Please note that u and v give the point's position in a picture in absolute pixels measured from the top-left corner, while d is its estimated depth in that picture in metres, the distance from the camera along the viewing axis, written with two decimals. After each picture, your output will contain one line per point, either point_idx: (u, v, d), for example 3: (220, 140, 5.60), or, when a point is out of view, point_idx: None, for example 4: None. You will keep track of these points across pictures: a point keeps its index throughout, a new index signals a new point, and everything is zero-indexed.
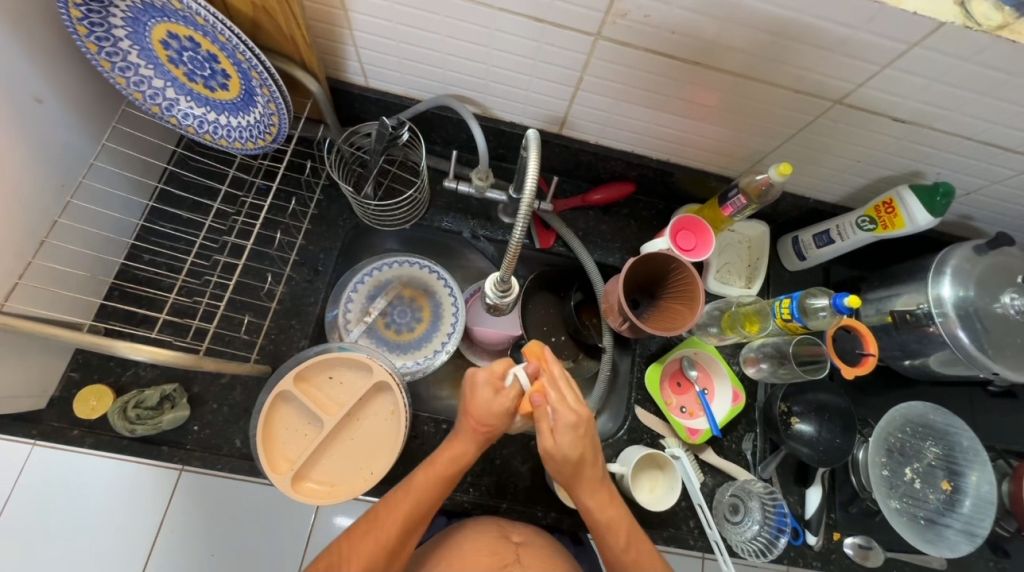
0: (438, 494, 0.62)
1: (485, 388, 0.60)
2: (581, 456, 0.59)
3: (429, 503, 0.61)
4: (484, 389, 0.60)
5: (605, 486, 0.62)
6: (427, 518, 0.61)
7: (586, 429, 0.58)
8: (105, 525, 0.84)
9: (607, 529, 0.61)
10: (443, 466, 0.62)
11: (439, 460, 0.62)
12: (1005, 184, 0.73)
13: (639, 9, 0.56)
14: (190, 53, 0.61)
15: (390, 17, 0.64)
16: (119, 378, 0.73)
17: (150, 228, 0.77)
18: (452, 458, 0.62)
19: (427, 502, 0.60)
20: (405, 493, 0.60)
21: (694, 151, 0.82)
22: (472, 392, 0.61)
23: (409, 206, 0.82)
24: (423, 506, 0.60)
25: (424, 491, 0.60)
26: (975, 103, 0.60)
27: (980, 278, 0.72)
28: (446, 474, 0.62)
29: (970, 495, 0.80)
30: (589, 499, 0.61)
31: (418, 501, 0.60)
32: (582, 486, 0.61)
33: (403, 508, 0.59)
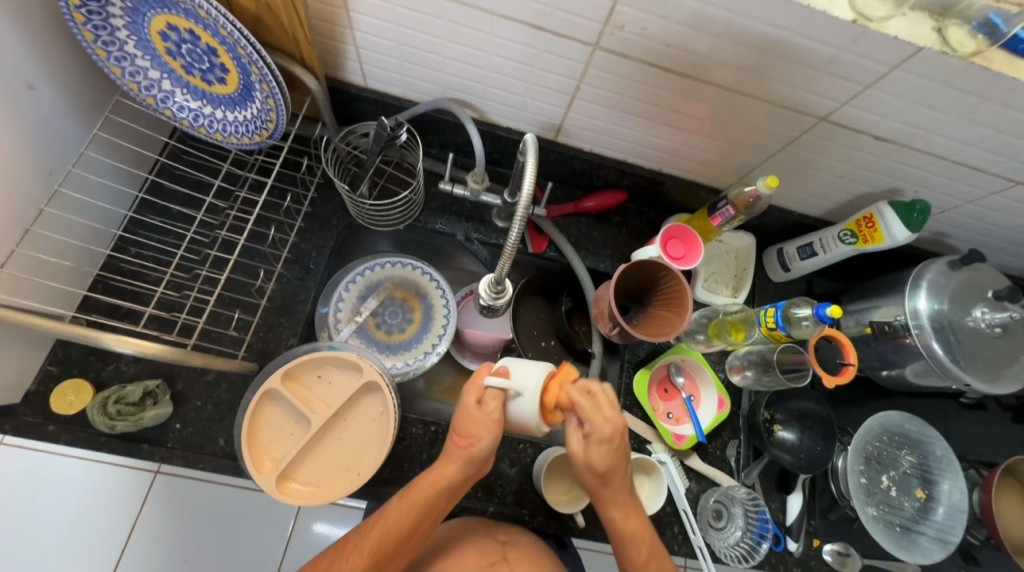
0: (415, 524, 0.59)
1: (471, 404, 0.57)
2: (607, 466, 0.58)
3: (403, 534, 0.58)
4: (469, 396, 0.57)
5: (630, 496, 0.62)
6: (400, 551, 0.59)
7: (619, 444, 0.57)
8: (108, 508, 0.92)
9: (629, 539, 0.62)
10: (423, 493, 0.59)
11: (418, 489, 0.60)
12: (978, 204, 0.77)
13: (637, 22, 0.58)
14: (188, 45, 0.61)
15: (391, 19, 0.65)
16: (98, 373, 0.71)
17: (139, 220, 0.76)
18: (431, 490, 0.59)
19: (401, 534, 0.58)
20: (376, 523, 0.59)
21: (685, 162, 0.84)
22: (460, 408, 0.57)
23: (404, 207, 0.82)
24: (395, 537, 0.58)
25: (397, 521, 0.58)
26: (951, 125, 0.63)
27: (954, 292, 0.75)
28: (423, 505, 0.59)
29: (942, 503, 0.83)
30: (612, 509, 0.62)
31: (390, 536, 0.58)
32: (607, 495, 0.61)
33: (371, 540, 0.58)
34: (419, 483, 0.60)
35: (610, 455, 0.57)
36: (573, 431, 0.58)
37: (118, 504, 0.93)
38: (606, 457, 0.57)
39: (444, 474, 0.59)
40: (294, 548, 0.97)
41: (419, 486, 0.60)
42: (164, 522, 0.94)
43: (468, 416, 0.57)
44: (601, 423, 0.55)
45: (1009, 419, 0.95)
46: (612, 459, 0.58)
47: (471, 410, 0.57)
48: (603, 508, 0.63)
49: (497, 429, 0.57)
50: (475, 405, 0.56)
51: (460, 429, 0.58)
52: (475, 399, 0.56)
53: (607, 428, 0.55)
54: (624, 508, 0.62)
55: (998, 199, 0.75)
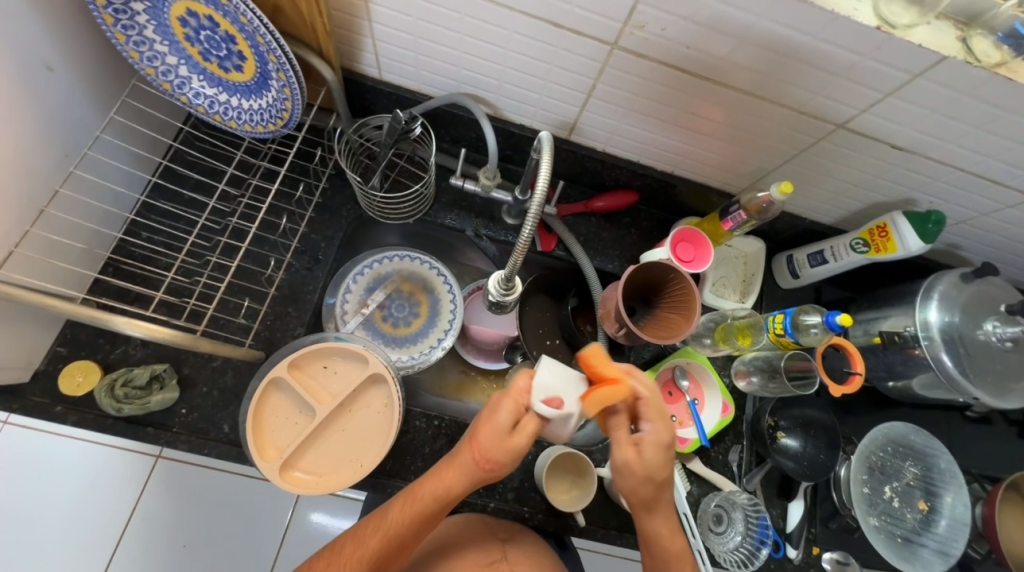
0: (415, 531, 0.58)
1: (508, 421, 0.53)
2: (662, 477, 0.57)
3: (403, 541, 0.58)
4: (507, 418, 0.53)
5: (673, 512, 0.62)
6: (398, 555, 0.59)
7: (672, 450, 0.57)
8: (111, 490, 0.93)
9: (672, 559, 0.61)
10: (425, 503, 0.57)
11: (420, 497, 0.58)
12: (993, 217, 0.76)
13: (657, 22, 0.57)
14: (207, 32, 0.61)
15: (409, 12, 0.64)
16: (107, 355, 0.71)
17: (151, 205, 0.76)
18: (433, 500, 0.57)
19: (400, 541, 0.58)
20: (374, 528, 0.59)
21: (698, 165, 0.83)
22: (483, 426, 0.54)
23: (414, 201, 0.83)
24: (394, 544, 0.58)
25: (396, 529, 0.58)
26: (970, 136, 0.62)
27: (965, 304, 0.75)
28: (424, 513, 0.58)
29: (945, 515, 0.83)
30: (658, 525, 0.61)
31: (388, 542, 0.58)
32: (659, 510, 0.60)
33: (369, 547, 0.57)
34: (421, 486, 0.58)
35: (665, 461, 0.56)
36: (624, 439, 0.56)
37: (121, 486, 0.94)
38: (661, 465, 0.56)
39: (449, 481, 0.57)
40: (294, 535, 0.98)
41: (420, 496, 0.58)
42: (165, 505, 0.94)
43: (494, 440, 0.53)
44: (661, 427, 0.55)
45: (1015, 434, 0.94)
46: (666, 468, 0.57)
47: (504, 434, 0.53)
48: (648, 524, 0.61)
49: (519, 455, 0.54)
50: (510, 431, 0.53)
51: (483, 452, 0.54)
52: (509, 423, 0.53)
53: (664, 432, 0.55)
54: (671, 525, 0.61)
55: (1015, 213, 0.74)
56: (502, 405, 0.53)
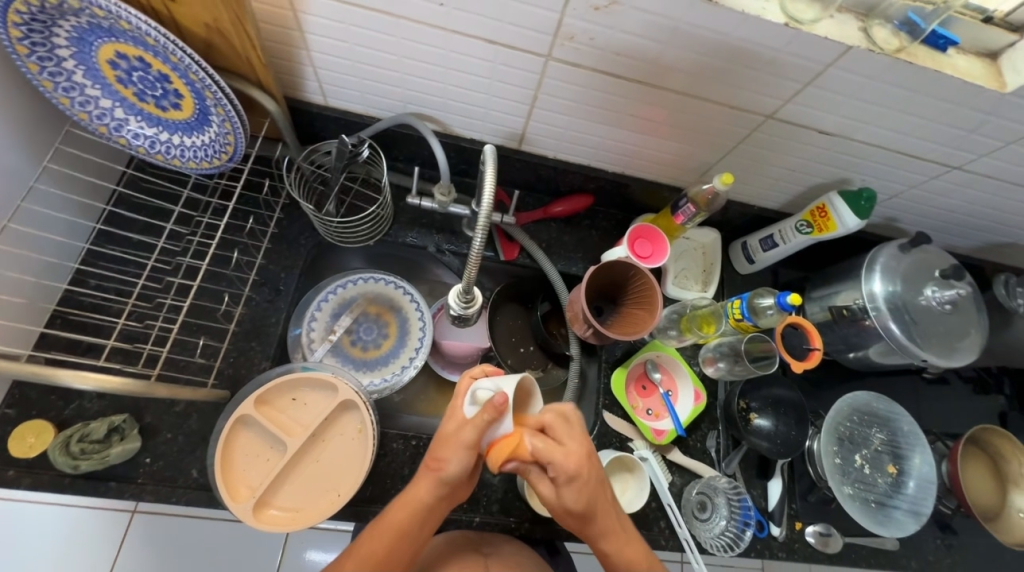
0: (392, 552, 0.59)
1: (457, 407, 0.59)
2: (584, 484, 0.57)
3: (379, 564, 0.58)
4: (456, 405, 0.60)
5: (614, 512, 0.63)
6: None
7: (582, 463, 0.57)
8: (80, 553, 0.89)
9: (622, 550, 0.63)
10: (397, 520, 0.59)
11: (391, 516, 0.60)
12: (920, 189, 0.81)
13: (585, 33, 0.60)
14: (140, 73, 0.60)
15: (346, 39, 0.65)
16: (60, 412, 0.68)
17: (98, 252, 0.74)
18: (404, 514, 0.59)
19: (377, 565, 0.58)
20: (351, 553, 0.59)
21: (646, 164, 0.86)
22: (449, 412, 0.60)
23: (370, 222, 0.82)
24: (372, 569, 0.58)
25: (370, 552, 0.58)
26: (886, 117, 0.66)
27: (905, 273, 0.79)
28: (395, 530, 0.59)
29: (913, 476, 0.86)
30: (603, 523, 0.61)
31: (367, 566, 0.58)
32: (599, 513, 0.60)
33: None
34: (391, 511, 0.60)
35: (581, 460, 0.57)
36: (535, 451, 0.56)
37: (91, 547, 0.89)
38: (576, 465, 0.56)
39: (416, 498, 0.60)
40: None
41: (392, 514, 0.60)
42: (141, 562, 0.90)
43: (449, 437, 0.58)
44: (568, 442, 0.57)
45: (970, 391, 0.99)
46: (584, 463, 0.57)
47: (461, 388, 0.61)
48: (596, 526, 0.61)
49: (466, 455, 0.57)
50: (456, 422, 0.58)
51: (435, 452, 0.60)
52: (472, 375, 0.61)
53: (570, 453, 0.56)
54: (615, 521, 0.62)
55: (939, 184, 0.79)
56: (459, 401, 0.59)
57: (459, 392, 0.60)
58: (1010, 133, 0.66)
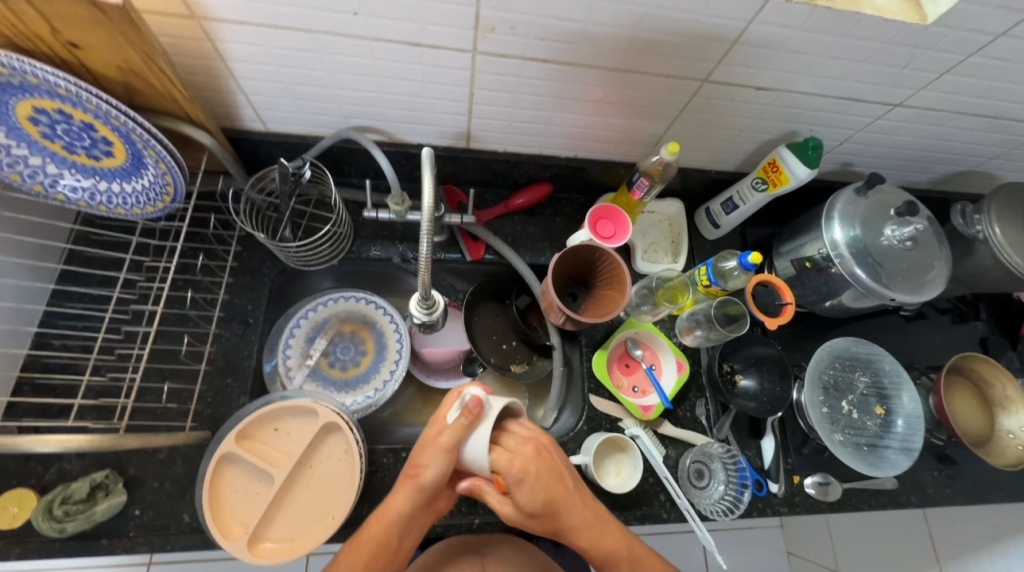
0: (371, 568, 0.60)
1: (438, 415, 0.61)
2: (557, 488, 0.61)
3: None
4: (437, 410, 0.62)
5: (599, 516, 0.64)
6: None
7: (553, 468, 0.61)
8: None
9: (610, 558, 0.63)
10: (374, 535, 0.60)
11: (367, 532, 0.61)
12: (868, 131, 0.82)
13: (505, 23, 0.59)
14: (63, 125, 0.59)
15: (270, 62, 0.64)
16: (42, 477, 0.67)
17: (57, 311, 0.73)
18: (380, 528, 0.60)
19: None
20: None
21: (596, 144, 0.86)
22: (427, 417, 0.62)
23: (330, 242, 0.82)
24: None
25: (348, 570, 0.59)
26: (819, 64, 0.67)
27: (864, 217, 0.79)
28: (373, 543, 0.60)
29: (901, 414, 0.87)
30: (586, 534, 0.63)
31: None
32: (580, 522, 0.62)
33: None
34: (368, 527, 0.61)
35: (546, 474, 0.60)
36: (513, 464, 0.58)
37: None
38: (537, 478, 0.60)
39: (393, 509, 0.61)
40: None
41: (368, 530, 0.61)
42: None
43: (426, 443, 0.60)
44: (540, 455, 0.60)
45: (949, 322, 1.01)
46: (537, 473, 0.59)
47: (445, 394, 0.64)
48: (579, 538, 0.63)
49: (442, 462, 0.59)
50: (435, 434, 0.60)
51: (412, 460, 0.61)
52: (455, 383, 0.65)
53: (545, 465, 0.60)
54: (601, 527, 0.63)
55: (885, 123, 0.80)
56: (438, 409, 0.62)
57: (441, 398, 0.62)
58: (942, 64, 0.66)
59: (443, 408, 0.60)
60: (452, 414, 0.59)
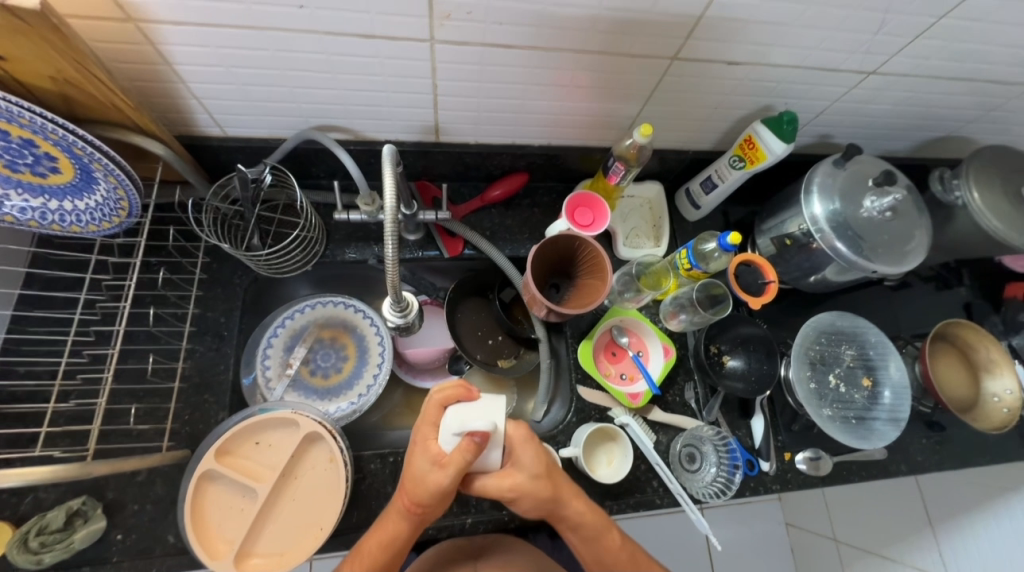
0: None
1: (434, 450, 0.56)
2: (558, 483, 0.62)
3: None
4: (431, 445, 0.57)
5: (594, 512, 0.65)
6: None
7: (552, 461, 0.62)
8: None
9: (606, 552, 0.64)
10: (371, 554, 0.59)
11: (365, 551, 0.59)
12: (843, 101, 0.80)
13: (460, 9, 0.57)
14: (1, 143, 0.55)
15: (218, 63, 0.61)
16: (17, 509, 0.65)
17: (19, 338, 0.70)
18: (377, 550, 0.59)
19: None
20: None
21: (569, 130, 0.84)
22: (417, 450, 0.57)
23: (300, 246, 0.79)
24: None
25: None
26: (789, 35, 0.65)
27: (843, 189, 0.78)
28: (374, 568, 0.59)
29: (888, 385, 0.87)
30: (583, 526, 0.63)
31: None
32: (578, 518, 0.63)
33: None
34: (366, 543, 0.61)
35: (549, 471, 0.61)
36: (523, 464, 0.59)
37: None
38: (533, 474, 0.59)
39: (390, 532, 0.60)
40: None
41: (367, 548, 0.60)
42: None
43: (421, 484, 0.55)
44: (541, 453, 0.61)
45: (933, 289, 1.00)
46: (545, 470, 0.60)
47: (431, 416, 0.58)
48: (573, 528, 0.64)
49: (446, 496, 0.56)
50: (432, 474, 0.55)
51: (410, 498, 0.57)
52: (440, 402, 0.58)
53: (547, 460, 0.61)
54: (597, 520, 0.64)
55: (860, 92, 0.78)
56: (432, 440, 0.57)
57: (430, 427, 0.58)
58: (913, 28, 0.65)
59: (440, 439, 0.56)
60: (451, 446, 0.55)
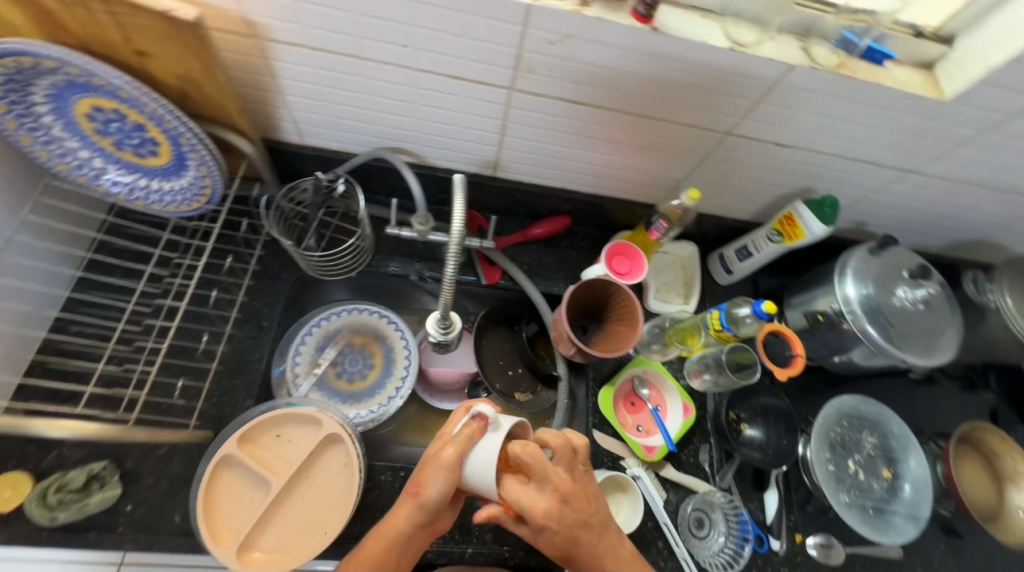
0: None
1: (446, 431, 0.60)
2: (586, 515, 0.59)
3: None
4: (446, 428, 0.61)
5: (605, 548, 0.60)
6: None
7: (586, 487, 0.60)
8: None
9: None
10: (371, 550, 0.58)
11: (365, 547, 0.59)
12: (883, 193, 0.84)
13: (543, 65, 0.63)
14: (116, 124, 0.62)
15: (317, 81, 0.68)
16: (39, 463, 0.67)
17: (78, 298, 0.75)
18: (377, 544, 0.58)
19: None
20: None
21: (617, 183, 0.89)
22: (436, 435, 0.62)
23: (352, 254, 0.84)
24: None
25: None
26: (839, 127, 0.69)
27: (877, 276, 0.81)
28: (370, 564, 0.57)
29: (908, 479, 0.86)
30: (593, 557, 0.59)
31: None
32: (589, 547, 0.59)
33: None
34: (367, 543, 0.59)
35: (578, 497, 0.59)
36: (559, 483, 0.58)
37: None
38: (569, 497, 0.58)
39: (392, 525, 0.59)
40: None
41: (366, 546, 0.59)
42: None
43: (428, 460, 0.59)
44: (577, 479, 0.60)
45: (959, 389, 0.99)
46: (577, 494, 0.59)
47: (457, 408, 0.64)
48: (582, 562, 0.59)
49: (444, 480, 0.56)
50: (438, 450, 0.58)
51: (415, 477, 0.60)
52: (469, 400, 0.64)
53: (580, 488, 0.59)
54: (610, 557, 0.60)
55: (899, 188, 0.82)
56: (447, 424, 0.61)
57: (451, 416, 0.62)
58: (956, 137, 0.69)
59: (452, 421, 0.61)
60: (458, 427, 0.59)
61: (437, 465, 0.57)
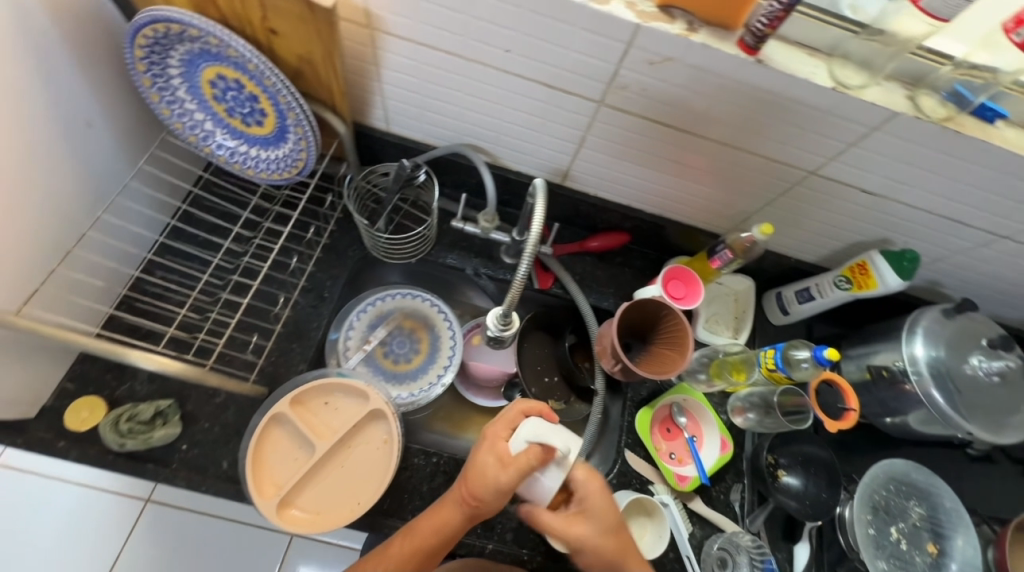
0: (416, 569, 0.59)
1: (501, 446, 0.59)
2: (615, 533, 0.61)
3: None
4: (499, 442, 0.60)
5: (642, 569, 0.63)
6: None
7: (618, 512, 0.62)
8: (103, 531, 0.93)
9: None
10: (423, 538, 0.59)
11: (418, 533, 0.60)
12: (967, 255, 0.80)
13: (637, 83, 0.64)
14: (233, 92, 0.68)
15: (416, 75, 0.72)
16: (113, 392, 0.73)
17: (168, 246, 0.81)
18: (428, 536, 0.59)
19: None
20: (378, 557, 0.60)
21: (683, 208, 0.89)
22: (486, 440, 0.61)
23: (417, 242, 0.87)
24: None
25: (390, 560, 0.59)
26: (932, 181, 0.67)
27: (951, 340, 0.77)
28: (420, 555, 0.59)
29: (954, 558, 0.81)
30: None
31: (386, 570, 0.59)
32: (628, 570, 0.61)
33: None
34: (419, 526, 0.60)
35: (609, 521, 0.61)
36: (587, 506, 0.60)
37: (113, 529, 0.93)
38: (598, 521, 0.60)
39: (442, 520, 0.60)
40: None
41: (419, 535, 0.59)
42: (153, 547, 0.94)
43: (483, 474, 0.58)
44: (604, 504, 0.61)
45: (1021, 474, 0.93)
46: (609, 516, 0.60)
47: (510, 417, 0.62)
48: None
49: (504, 496, 0.58)
50: (497, 468, 0.58)
51: (468, 487, 0.59)
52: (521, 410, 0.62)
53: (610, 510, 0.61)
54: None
55: (986, 252, 0.78)
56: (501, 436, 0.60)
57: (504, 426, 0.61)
58: None
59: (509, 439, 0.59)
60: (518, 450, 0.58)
61: (497, 483, 0.57)
